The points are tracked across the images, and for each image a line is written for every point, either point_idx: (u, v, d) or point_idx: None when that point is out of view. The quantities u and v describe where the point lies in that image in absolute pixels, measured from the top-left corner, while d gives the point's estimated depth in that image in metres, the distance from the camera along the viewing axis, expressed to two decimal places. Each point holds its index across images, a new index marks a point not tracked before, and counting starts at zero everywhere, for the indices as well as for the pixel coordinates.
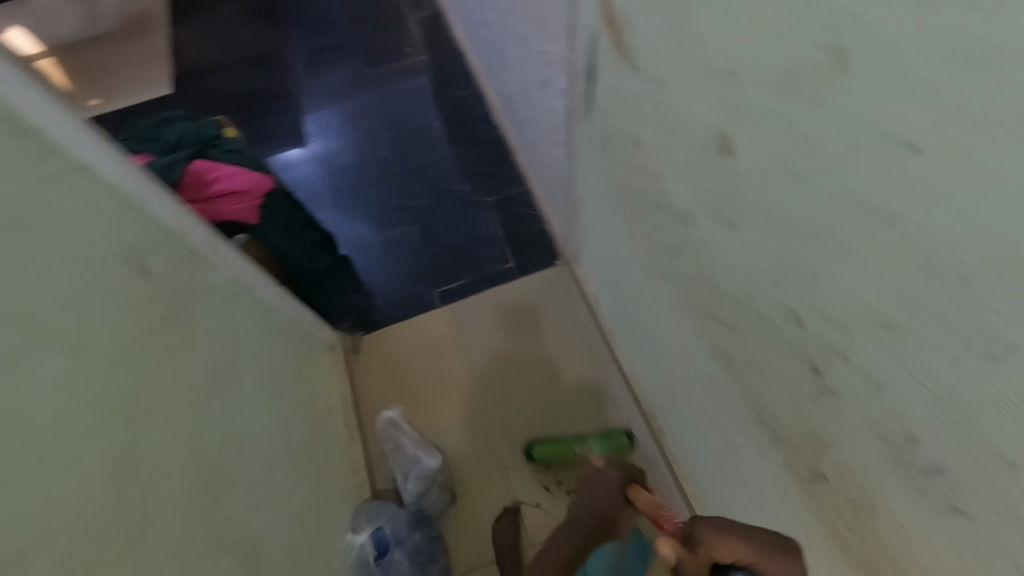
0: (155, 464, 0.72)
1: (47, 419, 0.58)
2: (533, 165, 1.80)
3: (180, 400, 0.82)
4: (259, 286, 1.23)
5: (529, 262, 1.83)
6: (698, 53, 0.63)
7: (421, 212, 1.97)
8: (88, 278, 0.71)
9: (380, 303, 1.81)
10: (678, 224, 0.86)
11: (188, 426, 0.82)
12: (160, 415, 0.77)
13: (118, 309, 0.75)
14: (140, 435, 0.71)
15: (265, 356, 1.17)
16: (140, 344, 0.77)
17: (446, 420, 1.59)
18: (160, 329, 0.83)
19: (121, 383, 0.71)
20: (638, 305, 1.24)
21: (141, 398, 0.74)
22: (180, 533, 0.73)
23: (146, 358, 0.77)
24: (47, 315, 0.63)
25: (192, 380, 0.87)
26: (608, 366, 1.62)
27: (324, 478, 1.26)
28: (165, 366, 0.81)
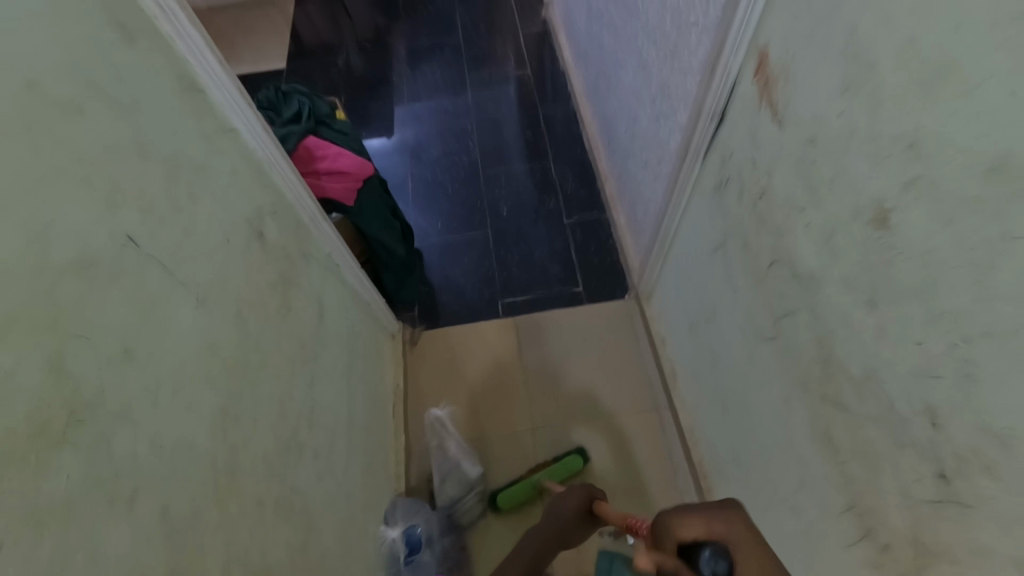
0: (248, 422, 0.74)
1: (172, 362, 0.60)
2: (622, 194, 1.79)
3: (272, 363, 0.85)
4: (347, 265, 1.27)
5: (599, 289, 1.81)
6: (873, 118, 0.60)
7: (499, 219, 1.98)
8: (219, 234, 0.74)
9: (446, 300, 1.83)
10: (796, 285, 0.82)
11: (275, 392, 0.84)
12: (256, 374, 0.79)
13: (237, 268, 0.78)
14: (239, 391, 0.73)
15: (342, 334, 1.20)
16: (249, 303, 0.80)
17: (491, 430, 1.58)
18: (265, 294, 0.85)
19: (229, 338, 0.73)
20: (717, 357, 1.19)
21: (243, 356, 0.76)
22: (257, 494, 0.75)
23: (252, 319, 0.80)
24: (186, 262, 0.66)
25: (283, 346, 0.89)
26: (662, 410, 1.57)
27: (371, 464, 1.26)
28: (267, 327, 0.84)
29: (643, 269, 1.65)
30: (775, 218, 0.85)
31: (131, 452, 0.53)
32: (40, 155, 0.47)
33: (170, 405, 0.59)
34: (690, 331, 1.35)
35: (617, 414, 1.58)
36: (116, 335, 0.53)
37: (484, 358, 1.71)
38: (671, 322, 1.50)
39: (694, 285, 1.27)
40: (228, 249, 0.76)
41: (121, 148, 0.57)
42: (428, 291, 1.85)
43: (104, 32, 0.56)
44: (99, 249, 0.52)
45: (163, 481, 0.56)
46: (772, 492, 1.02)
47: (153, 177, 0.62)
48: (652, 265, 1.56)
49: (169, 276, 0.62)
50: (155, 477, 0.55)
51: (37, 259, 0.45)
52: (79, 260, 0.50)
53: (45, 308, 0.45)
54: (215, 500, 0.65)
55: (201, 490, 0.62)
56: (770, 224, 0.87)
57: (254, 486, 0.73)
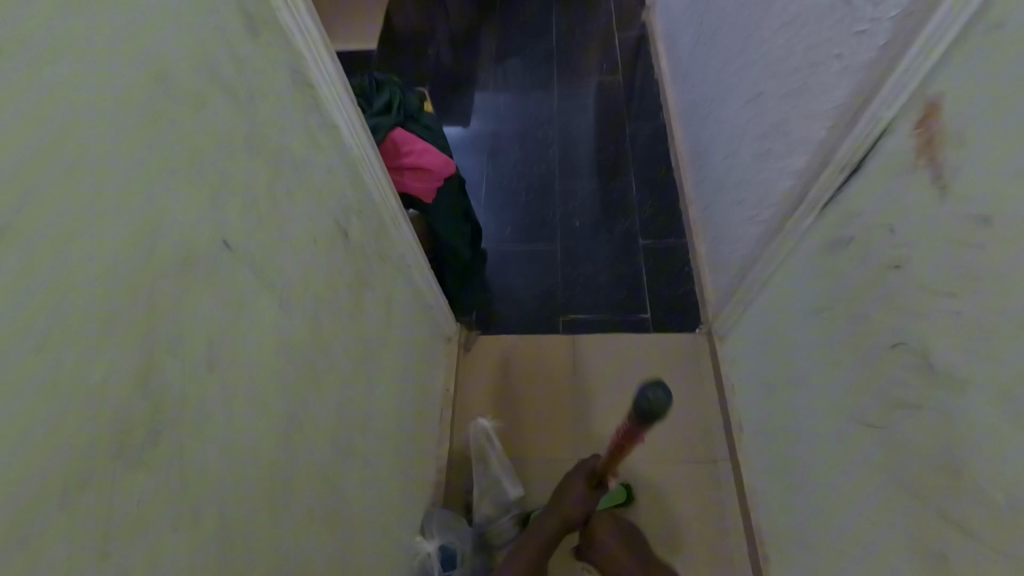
0: (309, 431, 0.72)
1: (247, 370, 0.58)
2: (706, 225, 1.68)
3: (339, 368, 0.83)
4: (418, 267, 1.25)
5: (667, 321, 1.71)
6: None
7: (571, 232, 1.92)
8: (307, 235, 0.72)
9: (505, 308, 1.78)
10: (928, 379, 0.72)
11: (336, 398, 0.82)
12: (323, 381, 0.77)
13: (319, 270, 0.76)
14: (306, 398, 0.72)
15: (405, 337, 1.18)
16: (325, 306, 0.78)
17: (536, 451, 1.53)
18: (340, 297, 0.83)
19: (303, 343, 0.71)
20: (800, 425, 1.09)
21: (312, 362, 0.74)
22: (307, 506, 0.72)
23: (325, 323, 0.78)
24: (275, 265, 0.64)
25: (350, 350, 0.87)
26: (720, 461, 1.47)
27: (413, 472, 1.24)
28: (338, 331, 0.82)
29: (720, 310, 1.54)
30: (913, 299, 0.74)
31: (200, 465, 0.51)
32: (157, 153, 0.44)
33: (241, 415, 0.57)
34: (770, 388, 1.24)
35: (671, 457, 1.49)
36: (202, 342, 0.51)
37: (538, 375, 1.65)
38: (745, 372, 1.40)
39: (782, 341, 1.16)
40: (315, 251, 0.74)
41: (231, 144, 0.55)
42: (488, 296, 1.81)
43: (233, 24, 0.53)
44: (198, 253, 0.50)
45: (224, 496, 0.54)
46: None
47: (257, 176, 0.60)
48: (731, 308, 1.46)
49: (257, 280, 0.60)
50: (218, 491, 0.53)
51: (140, 260, 0.43)
52: (179, 263, 0.48)
53: (139, 316, 0.43)
54: (268, 515, 0.63)
55: (258, 503, 0.60)
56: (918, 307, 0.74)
57: (305, 498, 0.71)
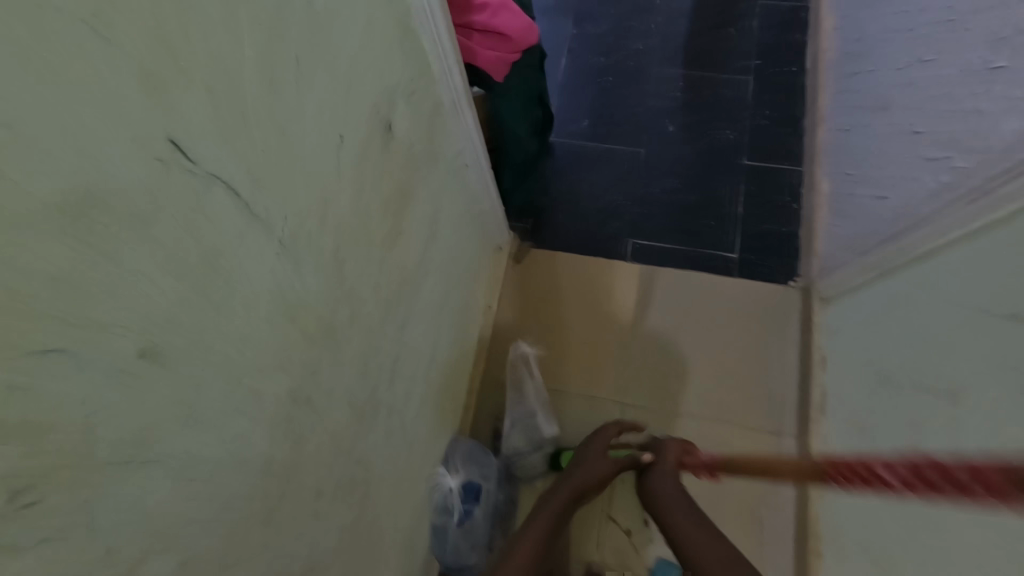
0: (320, 399, 0.56)
1: (225, 347, 0.40)
2: (842, 155, 1.33)
3: (363, 310, 0.63)
4: (475, 167, 1.00)
5: (756, 264, 1.44)
6: None
7: (659, 137, 1.57)
8: (329, 135, 0.48)
9: (565, 220, 1.52)
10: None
11: (358, 348, 0.64)
12: (341, 332, 0.58)
13: (347, 185, 0.53)
14: (317, 361, 0.54)
15: (449, 255, 0.97)
16: (351, 235, 0.57)
17: (577, 388, 1.38)
18: (372, 218, 0.61)
19: (316, 289, 0.51)
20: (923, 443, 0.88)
21: (328, 311, 0.55)
22: (316, 483, 0.59)
23: (348, 257, 0.57)
24: (274, 183, 0.42)
25: (380, 284, 0.67)
26: (784, 435, 1.29)
27: (443, 402, 1.11)
28: (366, 265, 0.62)
29: (835, 265, 1.27)
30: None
31: (142, 494, 0.35)
32: None
33: (213, 409, 0.40)
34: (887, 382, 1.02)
35: (729, 421, 1.32)
36: (133, 327, 0.32)
37: (592, 304, 1.45)
38: (852, 347, 1.17)
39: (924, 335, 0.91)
40: (341, 157, 0.51)
41: None
42: (548, 202, 1.54)
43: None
44: (114, 178, 0.29)
45: (192, 520, 0.40)
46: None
47: (236, 40, 0.35)
48: (855, 269, 1.18)
49: (244, 213, 0.39)
50: (176, 516, 0.38)
51: None
52: (69, 198, 0.27)
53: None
54: (262, 513, 0.49)
55: (244, 507, 0.46)
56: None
57: (313, 475, 0.57)
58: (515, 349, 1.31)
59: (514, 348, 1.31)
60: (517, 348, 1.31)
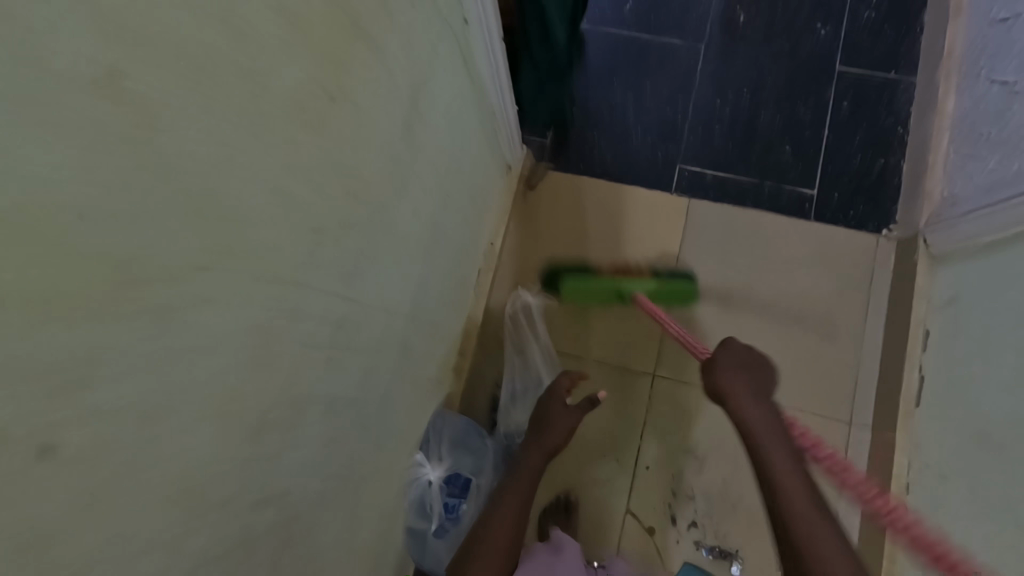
0: (133, 425, 0.27)
1: None
2: (987, 55, 0.95)
3: (254, 247, 0.33)
4: (479, 29, 0.66)
5: (843, 206, 1.10)
6: None
7: (727, 29, 1.18)
8: None
9: (596, 136, 1.17)
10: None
11: (248, 315, 0.34)
12: (188, 292, 0.28)
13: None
14: (105, 352, 0.24)
15: (438, 165, 0.64)
16: (189, 75, 0.25)
17: (598, 352, 1.10)
18: (257, 52, 0.29)
19: (65, 181, 0.21)
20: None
21: (128, 242, 0.24)
22: (156, 566, 0.31)
23: (193, 127, 0.26)
24: None
25: (294, 198, 0.36)
26: (857, 424, 1.03)
27: (428, 369, 0.83)
28: (251, 154, 0.30)
29: (968, 208, 0.92)
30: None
31: None
32: None
33: None
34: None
35: (788, 404, 1.05)
36: None
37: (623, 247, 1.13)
38: (989, 326, 0.84)
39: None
40: None
41: None
42: (575, 112, 1.18)
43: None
44: None
45: None
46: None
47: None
48: (1008, 214, 0.84)
49: None
50: None
51: None
52: None
53: None
54: None
55: None
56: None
57: (136, 560, 0.29)
58: (512, 306, 1.08)
59: (509, 304, 1.08)
60: (511, 307, 1.08)
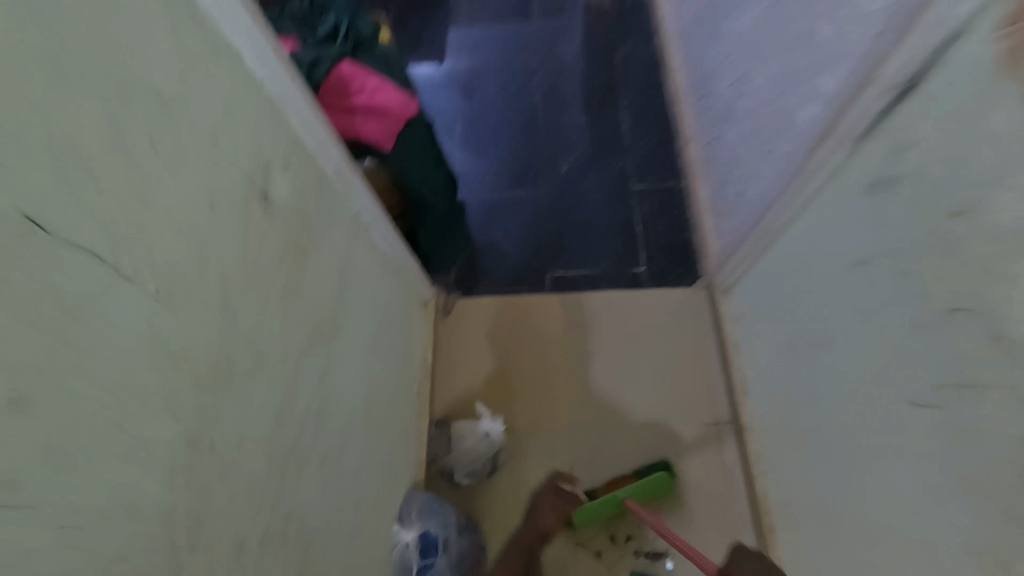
0: (255, 452, 0.63)
1: (155, 388, 0.48)
2: (711, 167, 1.48)
3: (288, 373, 0.72)
4: (376, 226, 1.08)
5: (664, 272, 1.56)
6: None
7: (557, 177, 1.72)
8: (238, 231, 0.60)
9: (487, 266, 1.61)
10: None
11: (283, 402, 0.70)
12: (270, 393, 0.67)
13: (228, 235, 0.59)
14: (248, 415, 0.62)
15: (366, 311, 1.03)
16: (238, 286, 0.61)
17: (524, 422, 1.42)
18: (281, 295, 0.70)
19: (239, 359, 0.60)
20: (889, 408, 0.76)
21: (257, 373, 0.64)
22: (245, 527, 0.61)
23: (269, 331, 0.67)
24: (164, 248, 0.49)
25: (301, 345, 0.76)
26: (724, 424, 1.37)
27: (388, 455, 1.14)
28: (289, 331, 0.72)
29: (726, 255, 1.37)
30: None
31: (80, 499, 0.40)
32: None
33: (158, 428, 0.48)
34: (817, 346, 0.95)
35: (670, 421, 1.39)
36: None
37: (524, 340, 1.52)
38: (756, 326, 1.24)
39: (846, 288, 0.85)
40: (247, 244, 0.62)
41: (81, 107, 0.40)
42: (468, 252, 1.63)
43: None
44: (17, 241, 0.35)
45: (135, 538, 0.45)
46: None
47: (84, 104, 0.40)
48: (742, 249, 1.26)
49: (98, 264, 0.42)
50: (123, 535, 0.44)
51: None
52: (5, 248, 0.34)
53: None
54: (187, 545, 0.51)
55: (196, 520, 0.53)
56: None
57: (235, 518, 0.59)
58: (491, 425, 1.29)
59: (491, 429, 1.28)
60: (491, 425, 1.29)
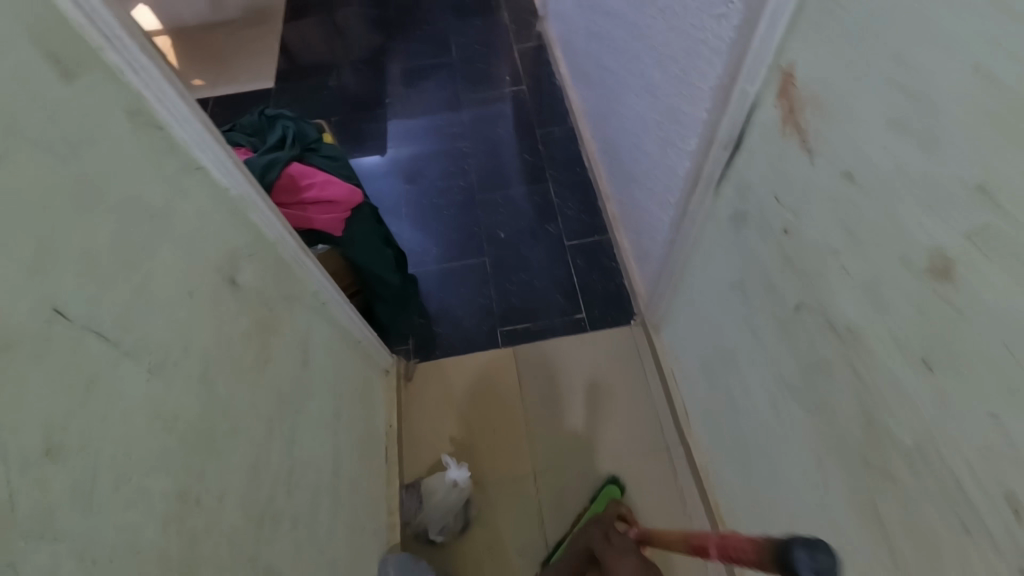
0: (236, 508, 0.71)
1: (151, 449, 0.57)
2: (627, 220, 1.68)
3: (262, 437, 0.80)
4: (335, 304, 1.20)
5: (602, 316, 1.72)
6: (943, 176, 0.51)
7: (497, 243, 1.90)
8: (214, 313, 0.72)
9: (442, 331, 1.73)
10: (919, 370, 0.58)
11: (257, 464, 0.78)
12: (247, 455, 0.75)
13: (206, 318, 0.70)
14: (228, 474, 0.70)
15: (329, 381, 1.12)
16: (216, 361, 0.71)
17: (492, 473, 1.49)
18: (251, 367, 0.80)
19: (219, 424, 0.70)
20: (779, 398, 0.91)
21: (234, 437, 0.73)
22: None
23: (243, 399, 0.77)
24: (155, 331, 0.59)
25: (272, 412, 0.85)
26: (673, 448, 1.48)
27: (361, 519, 1.19)
28: (261, 400, 0.82)
29: (650, 294, 1.55)
30: (888, 281, 0.60)
31: (93, 541, 0.48)
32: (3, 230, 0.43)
33: (153, 483, 0.56)
34: (726, 359, 1.11)
35: (625, 452, 1.49)
36: (37, 427, 0.44)
37: (484, 395, 1.62)
38: (683, 352, 1.40)
39: (734, 306, 1.02)
40: (222, 325, 0.73)
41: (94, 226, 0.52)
42: (422, 320, 1.75)
43: (42, 20, 0.48)
44: (50, 330, 0.46)
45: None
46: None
47: (97, 223, 0.53)
48: (660, 287, 1.44)
49: (105, 343, 0.52)
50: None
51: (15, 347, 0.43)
52: (41, 337, 0.45)
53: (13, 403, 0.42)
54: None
55: (187, 568, 0.60)
56: (989, 240, 0.47)
57: (220, 569, 0.66)
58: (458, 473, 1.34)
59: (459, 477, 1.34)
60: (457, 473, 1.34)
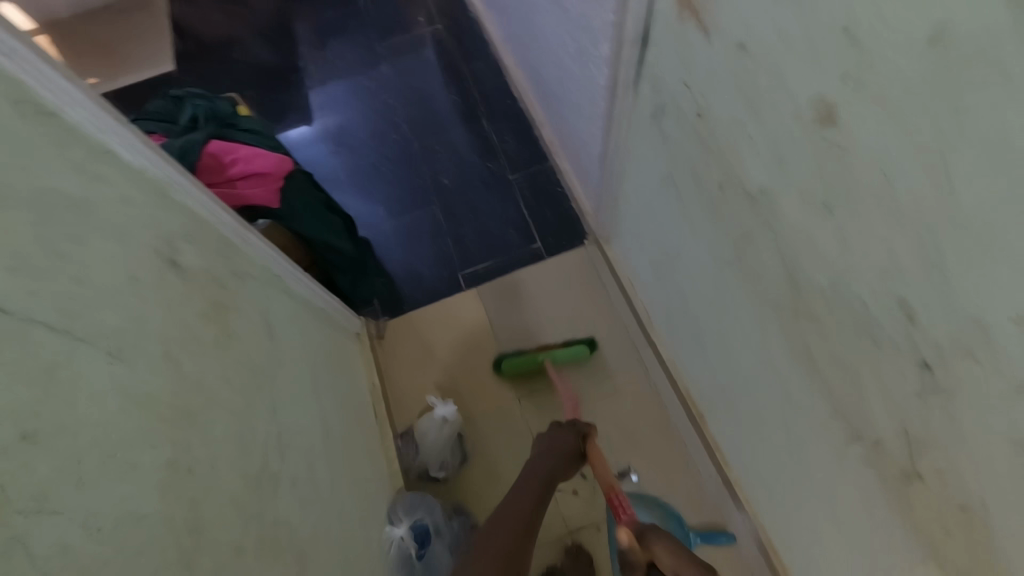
0: (229, 472, 0.74)
1: (130, 426, 0.59)
2: (564, 143, 1.69)
3: (242, 407, 0.83)
4: (288, 276, 1.20)
5: (557, 243, 1.77)
6: (815, 27, 0.54)
7: (442, 191, 1.89)
8: (161, 296, 0.72)
9: (405, 287, 1.75)
10: (823, 217, 0.64)
11: (242, 431, 0.81)
12: (230, 423, 0.78)
13: (156, 301, 0.70)
14: (215, 442, 0.73)
15: (299, 349, 1.14)
16: (176, 341, 0.72)
17: (479, 407, 1.57)
18: (214, 344, 0.81)
19: (194, 399, 0.72)
20: (720, 277, 0.98)
21: (213, 409, 0.75)
22: (240, 532, 0.72)
23: (213, 373, 0.78)
24: (104, 317, 0.60)
25: (246, 383, 0.87)
26: (642, 350, 1.58)
27: (361, 471, 1.25)
28: (232, 373, 0.83)
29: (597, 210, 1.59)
30: (787, 141, 0.65)
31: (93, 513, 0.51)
32: None
33: (141, 457, 0.59)
34: (671, 254, 1.17)
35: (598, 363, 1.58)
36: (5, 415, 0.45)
37: (457, 338, 1.67)
38: (636, 259, 1.46)
39: (670, 201, 1.07)
40: (173, 307, 0.74)
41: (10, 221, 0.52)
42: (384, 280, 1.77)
43: None
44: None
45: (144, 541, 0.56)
46: (769, 425, 1.02)
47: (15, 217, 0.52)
48: (604, 200, 1.47)
49: (51, 332, 0.53)
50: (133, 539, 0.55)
51: None
52: None
53: None
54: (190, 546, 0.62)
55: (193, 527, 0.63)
56: (859, 80, 0.52)
57: (228, 525, 0.70)
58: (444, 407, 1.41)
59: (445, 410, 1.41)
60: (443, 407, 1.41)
